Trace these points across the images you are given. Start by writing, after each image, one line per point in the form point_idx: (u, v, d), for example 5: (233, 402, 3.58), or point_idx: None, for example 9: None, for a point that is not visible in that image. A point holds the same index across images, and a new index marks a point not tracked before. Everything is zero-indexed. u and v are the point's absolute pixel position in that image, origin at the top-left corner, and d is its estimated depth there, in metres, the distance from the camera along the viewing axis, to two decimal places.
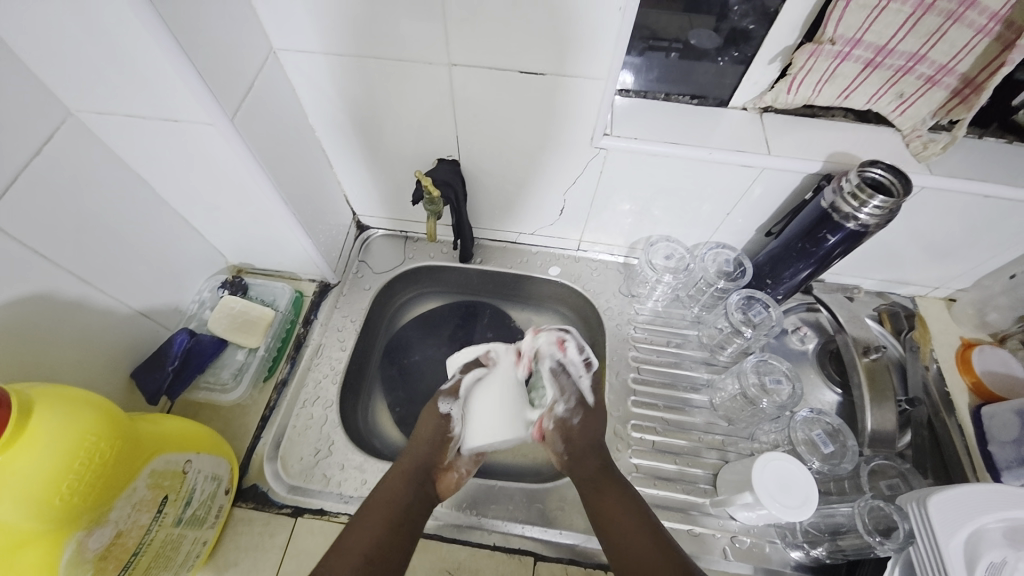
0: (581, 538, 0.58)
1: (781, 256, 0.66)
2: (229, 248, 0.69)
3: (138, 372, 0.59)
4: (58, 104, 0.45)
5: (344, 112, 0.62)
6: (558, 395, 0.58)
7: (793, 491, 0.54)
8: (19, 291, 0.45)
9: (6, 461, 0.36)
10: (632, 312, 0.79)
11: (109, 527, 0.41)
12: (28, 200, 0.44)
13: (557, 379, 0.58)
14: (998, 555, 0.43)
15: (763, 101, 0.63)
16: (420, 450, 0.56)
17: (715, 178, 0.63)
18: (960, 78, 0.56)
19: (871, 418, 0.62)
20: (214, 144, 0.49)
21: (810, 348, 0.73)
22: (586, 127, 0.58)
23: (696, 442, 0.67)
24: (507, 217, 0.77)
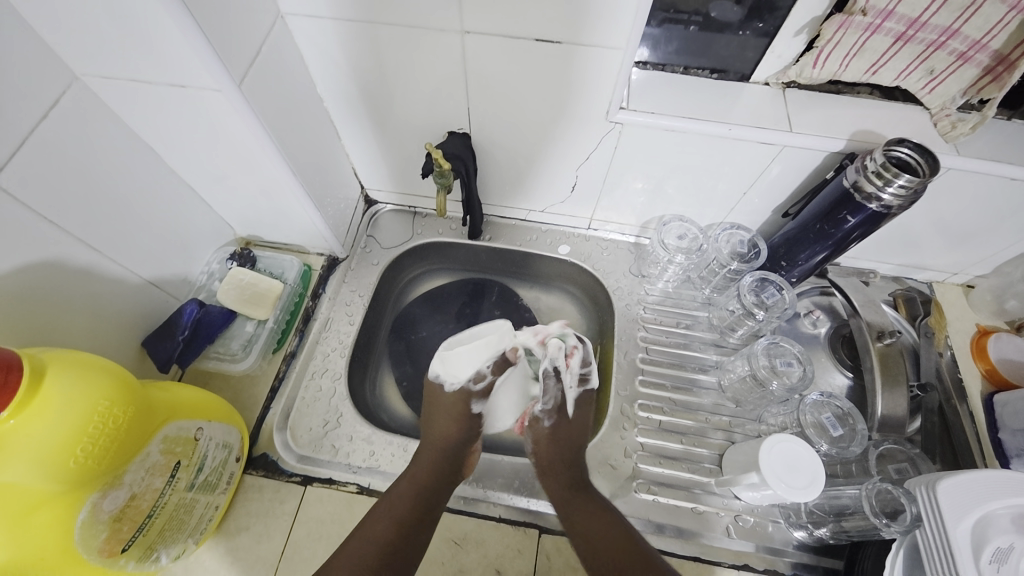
0: None
1: (797, 238, 0.65)
2: (237, 219, 0.68)
3: (149, 340, 0.59)
4: (62, 66, 0.44)
5: (353, 82, 0.60)
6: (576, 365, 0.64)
7: (800, 473, 0.54)
8: (29, 257, 0.45)
9: (19, 423, 0.36)
10: (642, 292, 0.78)
11: (123, 490, 0.42)
12: (35, 164, 0.44)
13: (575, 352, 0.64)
14: (1006, 540, 0.43)
15: (787, 75, 0.60)
16: (446, 440, 0.59)
17: (733, 155, 0.61)
18: (993, 55, 0.53)
19: (882, 403, 0.62)
20: (221, 111, 0.48)
21: (821, 332, 0.72)
22: (601, 100, 0.57)
23: (702, 423, 0.67)
24: (518, 194, 0.76)
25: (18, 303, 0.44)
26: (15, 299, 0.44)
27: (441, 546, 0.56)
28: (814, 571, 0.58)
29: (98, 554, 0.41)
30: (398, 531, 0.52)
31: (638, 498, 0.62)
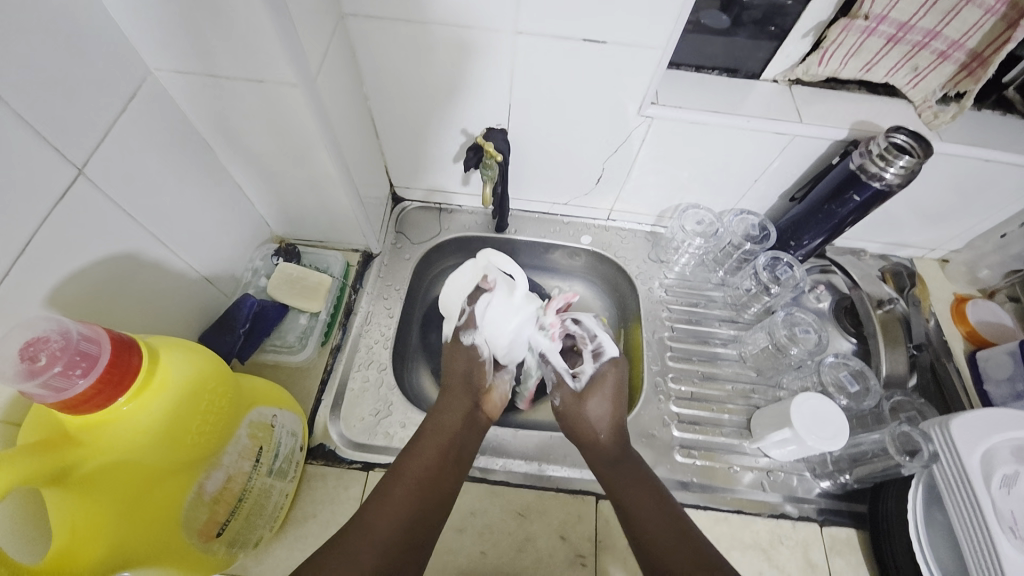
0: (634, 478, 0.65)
1: (805, 220, 0.72)
2: (277, 217, 0.69)
3: (207, 335, 0.60)
4: (140, 62, 0.45)
5: (398, 79, 0.63)
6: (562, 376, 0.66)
7: (828, 425, 0.60)
8: (112, 249, 0.45)
9: (139, 405, 0.36)
10: (661, 276, 0.84)
11: (222, 472, 0.43)
12: (121, 156, 0.45)
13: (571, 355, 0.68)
14: (1010, 468, 0.51)
15: (794, 73, 0.68)
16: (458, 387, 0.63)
17: (749, 145, 0.68)
18: (968, 52, 0.62)
19: (885, 362, 0.70)
20: (294, 106, 0.50)
21: (825, 305, 0.78)
22: (636, 96, 0.62)
23: (729, 391, 0.73)
24: (545, 188, 0.81)
25: (103, 293, 0.45)
26: (103, 289, 0.45)
27: (507, 517, 0.59)
28: (841, 515, 0.64)
29: (199, 538, 0.42)
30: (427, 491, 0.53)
31: (680, 462, 0.67)
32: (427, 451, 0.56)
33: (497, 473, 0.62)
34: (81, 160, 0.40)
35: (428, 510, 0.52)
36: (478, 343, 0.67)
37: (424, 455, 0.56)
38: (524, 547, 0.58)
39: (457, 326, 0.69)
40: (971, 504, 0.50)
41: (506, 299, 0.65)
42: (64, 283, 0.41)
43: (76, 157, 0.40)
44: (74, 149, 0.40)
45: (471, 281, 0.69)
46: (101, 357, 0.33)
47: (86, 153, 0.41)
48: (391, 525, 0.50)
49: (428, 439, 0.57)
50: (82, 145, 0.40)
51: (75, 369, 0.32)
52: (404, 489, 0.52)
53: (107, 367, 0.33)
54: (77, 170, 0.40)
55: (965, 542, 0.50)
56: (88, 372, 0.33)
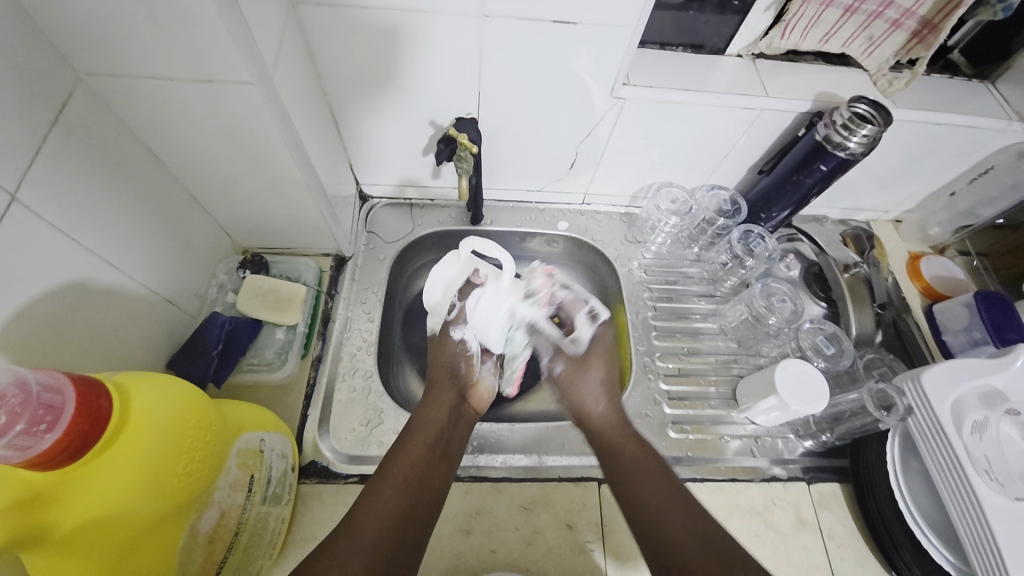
0: None
1: (773, 193, 0.74)
2: (238, 226, 0.65)
3: (177, 360, 0.56)
4: (67, 67, 0.41)
5: (359, 69, 0.59)
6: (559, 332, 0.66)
7: (809, 388, 0.62)
8: (58, 280, 0.41)
9: (113, 455, 0.33)
10: (639, 256, 0.84)
11: (214, 509, 0.40)
12: (56, 175, 0.40)
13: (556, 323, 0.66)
14: (979, 415, 0.55)
15: (757, 47, 0.69)
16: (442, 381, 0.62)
17: (719, 122, 0.68)
18: (920, 20, 0.64)
19: (853, 322, 0.75)
20: (249, 106, 0.46)
21: (796, 273, 0.81)
22: (607, 78, 0.61)
23: (714, 363, 0.75)
24: (519, 175, 0.79)
25: (55, 329, 0.41)
26: (55, 325, 0.41)
27: (512, 513, 0.59)
28: (825, 471, 0.68)
29: None
30: (414, 491, 0.50)
31: (674, 438, 0.68)
32: (413, 447, 0.53)
33: (498, 469, 0.62)
34: (13, 185, 0.36)
35: (417, 509, 0.49)
36: (468, 338, 0.65)
37: (411, 451, 0.53)
38: (534, 540, 0.58)
39: (446, 321, 0.67)
40: (947, 452, 0.54)
41: (497, 291, 0.63)
42: (10, 324, 0.37)
43: (7, 181, 0.36)
44: (3, 172, 0.35)
45: (458, 275, 0.67)
46: (66, 407, 0.30)
47: (17, 176, 0.36)
48: (381, 526, 0.46)
49: (414, 435, 0.54)
50: (12, 167, 0.36)
51: (39, 424, 0.29)
52: (390, 488, 0.49)
53: (75, 417, 0.30)
54: (9, 195, 0.36)
55: (944, 487, 0.54)
56: (54, 426, 0.29)
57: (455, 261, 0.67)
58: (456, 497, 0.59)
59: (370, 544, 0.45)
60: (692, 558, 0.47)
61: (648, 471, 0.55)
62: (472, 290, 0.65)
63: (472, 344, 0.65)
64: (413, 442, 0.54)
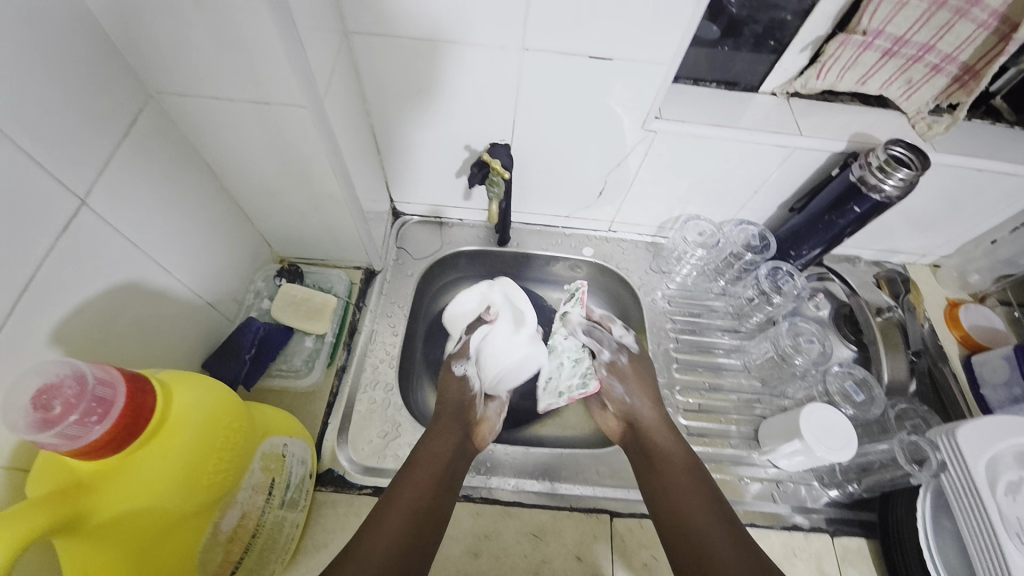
0: None
1: (805, 230, 0.73)
2: (277, 237, 0.68)
3: (209, 361, 0.58)
4: (141, 86, 0.45)
5: (403, 96, 0.62)
6: (598, 345, 0.71)
7: (835, 434, 0.60)
8: (113, 280, 0.44)
9: (151, 449, 0.34)
10: (664, 286, 0.84)
11: (237, 509, 0.41)
12: (122, 183, 0.43)
13: (593, 335, 0.72)
14: (1015, 475, 0.52)
15: (792, 86, 0.69)
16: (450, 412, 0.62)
17: (751, 158, 0.68)
18: (960, 66, 0.64)
19: (886, 368, 0.72)
20: (301, 127, 0.49)
21: (825, 313, 0.79)
22: (639, 111, 0.62)
23: (736, 401, 0.73)
24: (547, 200, 0.81)
25: (106, 324, 0.44)
26: (106, 322, 0.44)
27: (522, 539, 0.59)
28: (850, 524, 0.65)
29: None
30: (418, 521, 0.50)
31: None
32: (422, 472, 0.54)
33: (510, 493, 0.62)
34: (83, 191, 0.40)
35: (422, 535, 0.49)
36: (468, 373, 0.67)
37: (419, 477, 0.53)
38: (541, 570, 0.57)
39: (451, 355, 0.70)
40: (979, 512, 0.52)
41: (506, 326, 0.70)
42: (68, 319, 0.40)
43: (78, 187, 0.39)
44: (74, 178, 0.39)
45: (472, 309, 0.74)
46: (116, 402, 0.32)
47: (87, 183, 0.40)
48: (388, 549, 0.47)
49: (424, 460, 0.55)
50: (83, 175, 0.39)
51: (90, 416, 0.31)
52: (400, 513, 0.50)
53: (122, 411, 0.32)
54: (79, 201, 0.39)
55: (974, 549, 0.52)
56: (104, 418, 0.31)
57: (476, 293, 0.74)
58: (465, 518, 0.59)
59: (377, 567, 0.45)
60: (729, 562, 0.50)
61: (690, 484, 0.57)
62: (478, 325, 0.72)
63: (475, 383, 0.68)
64: (421, 469, 0.54)
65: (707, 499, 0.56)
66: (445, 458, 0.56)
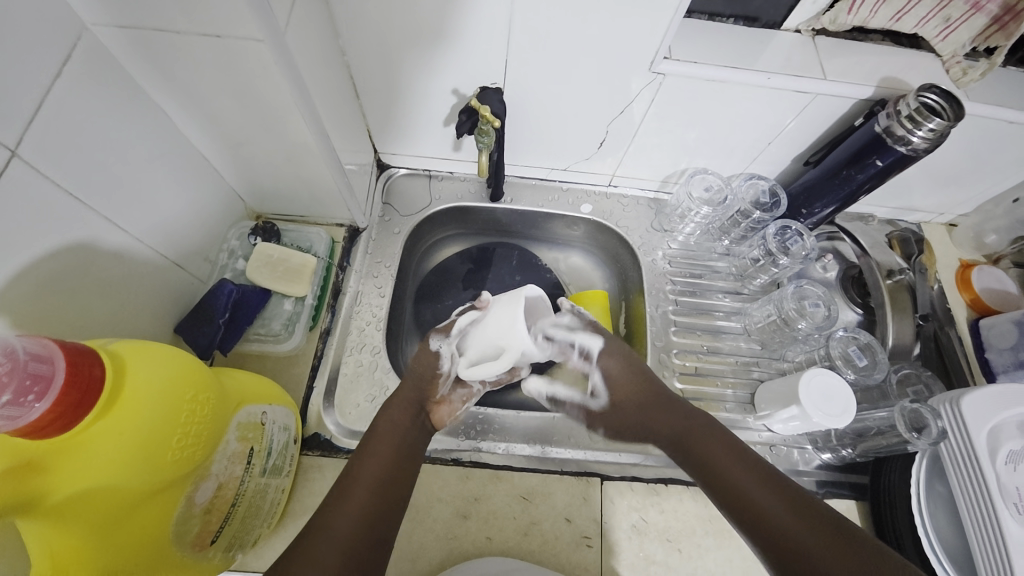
0: (640, 457, 0.62)
1: (819, 186, 0.68)
2: (252, 191, 0.64)
3: (182, 327, 0.55)
4: (72, 15, 0.39)
5: (382, 32, 0.56)
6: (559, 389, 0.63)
7: (836, 401, 0.58)
8: (59, 241, 0.40)
9: (106, 426, 0.32)
10: (665, 245, 0.80)
11: (212, 481, 0.40)
12: (59, 131, 0.38)
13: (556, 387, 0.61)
14: (1018, 444, 0.52)
15: (820, 22, 0.62)
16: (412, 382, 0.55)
17: (768, 106, 0.62)
18: (1002, 4, 0.57)
19: (892, 331, 0.68)
20: (260, 66, 0.44)
21: (832, 275, 0.77)
22: (647, 49, 0.56)
23: (734, 365, 0.71)
24: (544, 152, 0.75)
25: (58, 290, 0.40)
26: (58, 286, 0.40)
27: (512, 502, 0.58)
28: (842, 487, 0.65)
29: (191, 549, 0.39)
30: (380, 496, 0.45)
31: None
32: (371, 459, 0.47)
33: (500, 457, 0.61)
34: (13, 141, 0.35)
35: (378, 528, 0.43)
36: (441, 349, 0.56)
37: (365, 466, 0.47)
38: (530, 531, 0.57)
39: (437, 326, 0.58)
40: (977, 481, 0.51)
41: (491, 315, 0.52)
42: (12, 285, 0.36)
43: (6, 137, 0.34)
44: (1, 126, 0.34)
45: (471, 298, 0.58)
46: (56, 377, 0.29)
47: (17, 131, 0.35)
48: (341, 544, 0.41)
49: (371, 447, 0.48)
50: (12, 123, 0.35)
51: (27, 394, 0.28)
52: (347, 509, 0.43)
53: (65, 388, 0.29)
54: (10, 152, 0.35)
55: (968, 516, 0.51)
56: (44, 396, 0.29)
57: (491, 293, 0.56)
58: (454, 482, 0.59)
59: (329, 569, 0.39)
60: (782, 521, 0.44)
61: (718, 447, 0.50)
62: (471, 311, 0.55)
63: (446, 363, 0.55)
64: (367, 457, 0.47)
65: (740, 457, 0.49)
66: (396, 440, 0.50)
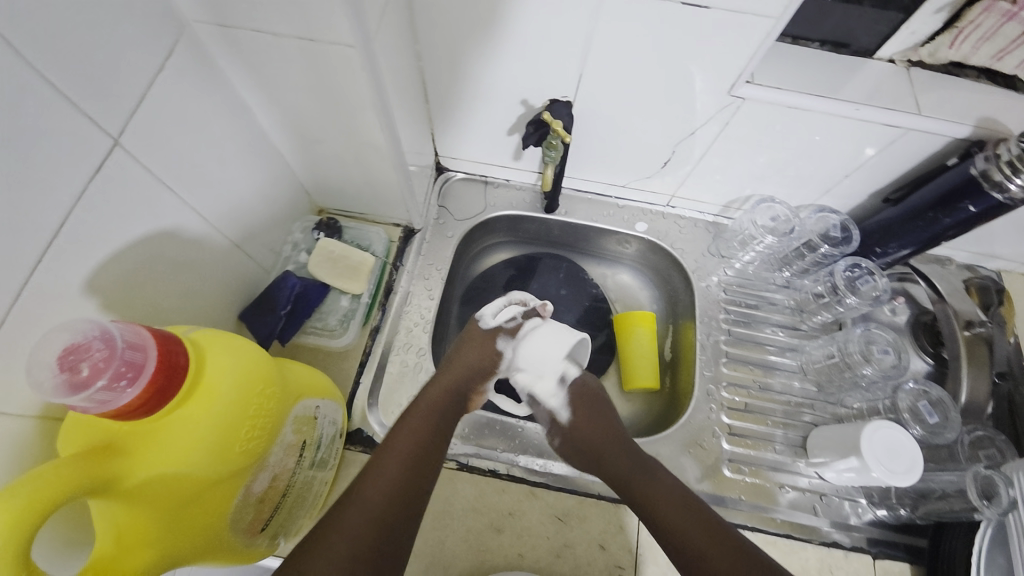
0: None
1: (898, 226, 0.65)
2: (320, 187, 0.66)
3: (245, 314, 0.58)
4: (178, 13, 0.41)
5: (461, 40, 0.56)
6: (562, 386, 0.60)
7: (901, 457, 0.55)
8: (147, 228, 0.42)
9: (179, 416, 0.33)
10: (721, 271, 0.77)
11: (269, 471, 0.40)
12: (157, 123, 0.41)
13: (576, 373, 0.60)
14: None
15: (916, 54, 0.59)
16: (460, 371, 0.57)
17: (850, 138, 0.59)
18: None
19: (966, 387, 0.63)
20: (346, 69, 0.45)
21: (901, 319, 0.72)
22: (729, 72, 0.54)
23: (787, 405, 0.68)
24: (605, 167, 0.74)
25: (144, 274, 0.43)
26: (145, 270, 0.43)
27: (546, 522, 0.57)
28: (896, 548, 0.61)
29: (243, 534, 0.40)
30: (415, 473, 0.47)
31: (728, 477, 0.63)
32: (408, 435, 0.50)
33: (536, 474, 0.60)
34: (116, 130, 0.37)
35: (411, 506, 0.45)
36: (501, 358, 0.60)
37: (399, 446, 0.49)
38: (563, 553, 0.56)
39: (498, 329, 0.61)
40: None
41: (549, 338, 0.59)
42: (104, 267, 0.38)
43: (111, 126, 0.36)
44: (107, 116, 0.36)
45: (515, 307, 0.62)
46: (147, 365, 0.31)
47: (121, 121, 0.37)
48: (373, 515, 0.43)
49: (411, 426, 0.51)
50: (119, 113, 0.37)
51: (121, 380, 0.30)
52: (381, 484, 0.45)
53: (154, 375, 0.31)
54: (112, 140, 0.37)
55: None
56: (135, 382, 0.30)
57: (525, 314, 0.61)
58: (491, 493, 0.59)
59: (358, 541, 0.41)
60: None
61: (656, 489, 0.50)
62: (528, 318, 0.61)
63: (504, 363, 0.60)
64: (405, 434, 0.50)
65: (683, 503, 0.48)
66: (434, 419, 0.53)
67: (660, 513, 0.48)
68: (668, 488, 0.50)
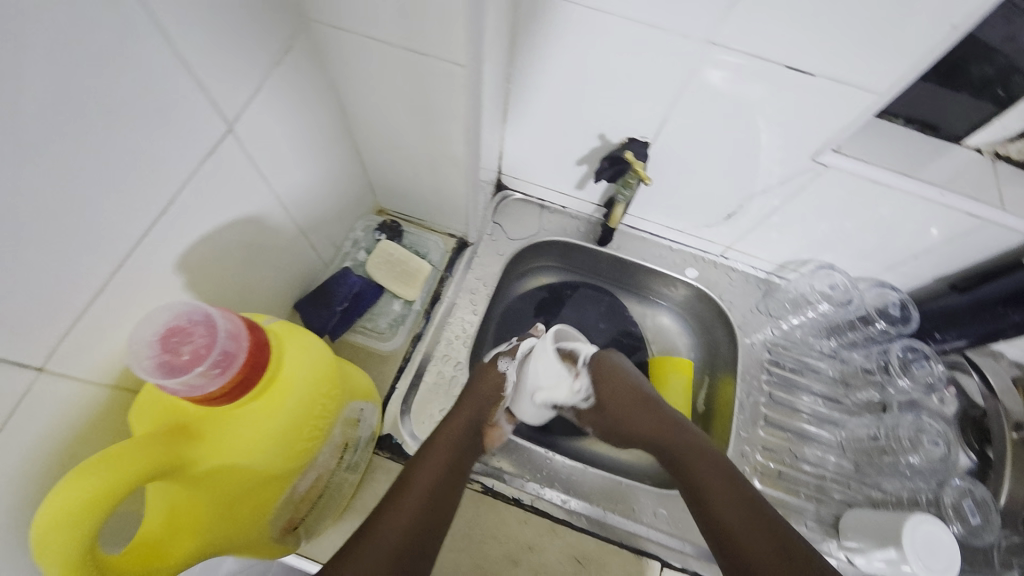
0: (643, 530, 0.59)
1: (963, 315, 0.63)
2: (387, 189, 0.67)
3: (300, 304, 0.58)
4: (304, 12, 0.42)
5: (552, 68, 0.57)
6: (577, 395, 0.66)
7: (939, 554, 0.52)
8: (236, 213, 0.43)
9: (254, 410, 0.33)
10: (768, 330, 0.76)
11: (317, 470, 0.40)
12: (264, 113, 0.42)
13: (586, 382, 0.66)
14: None
15: (1005, 147, 0.58)
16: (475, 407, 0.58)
17: (926, 220, 0.58)
18: None
19: (1007, 490, 0.61)
20: (447, 85, 0.45)
21: (950, 411, 0.68)
22: (816, 140, 0.54)
23: (818, 478, 0.66)
24: (666, 209, 0.74)
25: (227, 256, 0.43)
26: (226, 253, 0.43)
27: (564, 563, 0.56)
28: None
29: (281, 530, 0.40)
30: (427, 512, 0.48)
31: None
32: (428, 471, 0.51)
33: (559, 509, 0.59)
34: (231, 116, 0.38)
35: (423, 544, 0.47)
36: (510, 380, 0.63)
37: (417, 483, 0.50)
38: None
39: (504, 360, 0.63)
40: None
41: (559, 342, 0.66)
42: (196, 247, 0.39)
43: (228, 112, 0.37)
44: (226, 103, 0.37)
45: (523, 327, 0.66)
46: (239, 356, 0.32)
47: (236, 108, 0.38)
48: (388, 552, 0.44)
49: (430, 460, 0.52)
50: (236, 100, 0.38)
51: (216, 368, 0.31)
52: (399, 522, 0.47)
53: (242, 366, 0.32)
54: (226, 126, 0.38)
55: None
56: (226, 372, 0.31)
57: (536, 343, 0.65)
58: (511, 523, 0.57)
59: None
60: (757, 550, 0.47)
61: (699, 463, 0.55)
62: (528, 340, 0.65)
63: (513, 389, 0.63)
64: (424, 470, 0.51)
65: (723, 475, 0.54)
66: (452, 455, 0.53)
67: (700, 483, 0.53)
68: (707, 461, 0.55)
